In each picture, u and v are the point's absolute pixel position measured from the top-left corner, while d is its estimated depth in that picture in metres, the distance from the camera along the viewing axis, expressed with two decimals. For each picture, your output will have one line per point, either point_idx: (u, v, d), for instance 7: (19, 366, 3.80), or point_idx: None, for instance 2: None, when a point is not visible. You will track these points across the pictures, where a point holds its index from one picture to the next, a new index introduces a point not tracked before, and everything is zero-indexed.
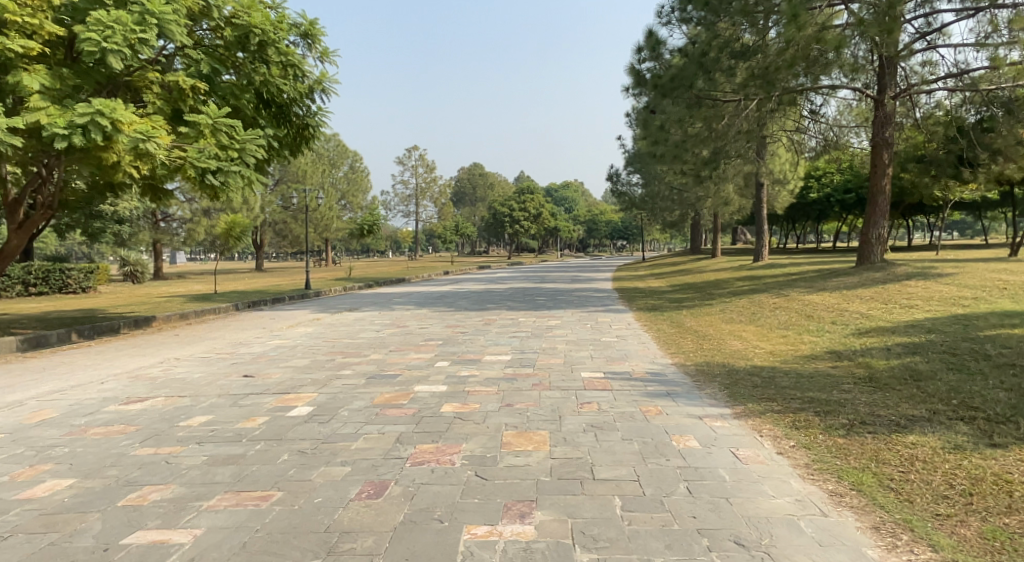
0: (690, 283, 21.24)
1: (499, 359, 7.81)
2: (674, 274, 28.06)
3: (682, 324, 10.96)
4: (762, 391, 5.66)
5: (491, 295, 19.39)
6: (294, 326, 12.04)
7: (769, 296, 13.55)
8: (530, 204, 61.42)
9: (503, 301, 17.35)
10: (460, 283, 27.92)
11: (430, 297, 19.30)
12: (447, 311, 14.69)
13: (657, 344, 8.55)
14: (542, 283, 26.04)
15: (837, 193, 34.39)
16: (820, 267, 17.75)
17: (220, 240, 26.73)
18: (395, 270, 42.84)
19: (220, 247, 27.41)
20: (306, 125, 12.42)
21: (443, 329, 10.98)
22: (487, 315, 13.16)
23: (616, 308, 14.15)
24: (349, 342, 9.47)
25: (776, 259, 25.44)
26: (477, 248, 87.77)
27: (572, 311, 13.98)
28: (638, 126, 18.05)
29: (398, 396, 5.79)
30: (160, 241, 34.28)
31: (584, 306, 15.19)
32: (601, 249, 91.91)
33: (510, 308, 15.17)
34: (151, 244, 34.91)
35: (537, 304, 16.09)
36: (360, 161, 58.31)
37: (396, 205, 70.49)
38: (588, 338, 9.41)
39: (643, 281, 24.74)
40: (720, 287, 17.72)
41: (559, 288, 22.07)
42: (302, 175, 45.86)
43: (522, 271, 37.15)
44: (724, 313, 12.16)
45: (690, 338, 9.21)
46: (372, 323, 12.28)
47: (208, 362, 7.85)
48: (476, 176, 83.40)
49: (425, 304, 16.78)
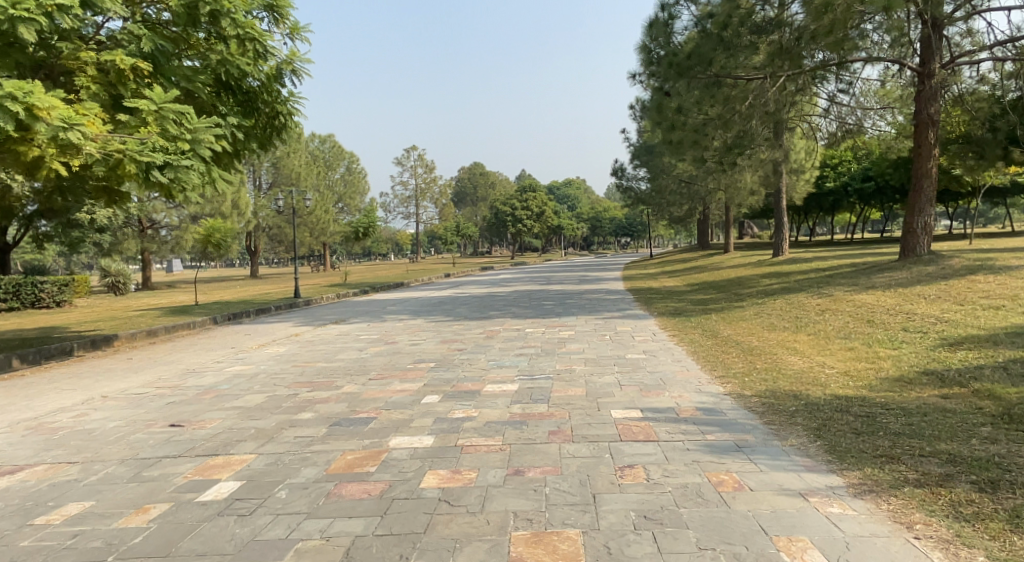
0: (708, 281, 19.64)
1: (504, 390, 6.20)
2: (686, 271, 26.40)
3: (717, 333, 9.35)
4: (872, 442, 4.07)
5: (493, 300, 17.83)
6: (267, 344, 10.44)
7: (809, 297, 11.93)
8: (533, 203, 59.85)
9: (507, 306, 15.75)
10: (460, 287, 26.33)
11: (426, 303, 17.70)
12: (444, 321, 13.09)
13: (699, 363, 6.94)
14: (548, 285, 24.47)
15: (855, 181, 32.71)
16: (857, 261, 16.09)
17: (205, 247, 25.18)
18: (396, 274, 41.32)
19: (205, 255, 25.87)
20: (277, 113, 10.83)
21: (438, 346, 9.36)
22: (489, 326, 11.55)
23: (634, 314, 12.52)
24: (323, 367, 7.88)
25: (798, 254, 23.78)
26: (480, 249, 86.28)
27: (586, 318, 12.40)
28: (652, 110, 16.25)
29: (364, 458, 4.21)
30: (147, 250, 32.82)
31: (597, 312, 13.60)
32: (605, 246, 90.24)
33: (514, 316, 13.55)
34: (138, 253, 33.41)
35: (544, 310, 14.47)
36: (356, 163, 56.91)
37: (396, 208, 69.01)
38: (610, 355, 7.81)
39: (657, 280, 23.12)
40: (744, 285, 16.11)
41: (566, 290, 20.48)
42: (295, 177, 44.41)
43: (526, 272, 35.52)
44: (763, 319, 10.54)
45: (735, 353, 7.61)
46: (358, 338, 10.68)
47: (139, 402, 6.27)
48: (476, 175, 81.89)
49: (420, 312, 15.19)
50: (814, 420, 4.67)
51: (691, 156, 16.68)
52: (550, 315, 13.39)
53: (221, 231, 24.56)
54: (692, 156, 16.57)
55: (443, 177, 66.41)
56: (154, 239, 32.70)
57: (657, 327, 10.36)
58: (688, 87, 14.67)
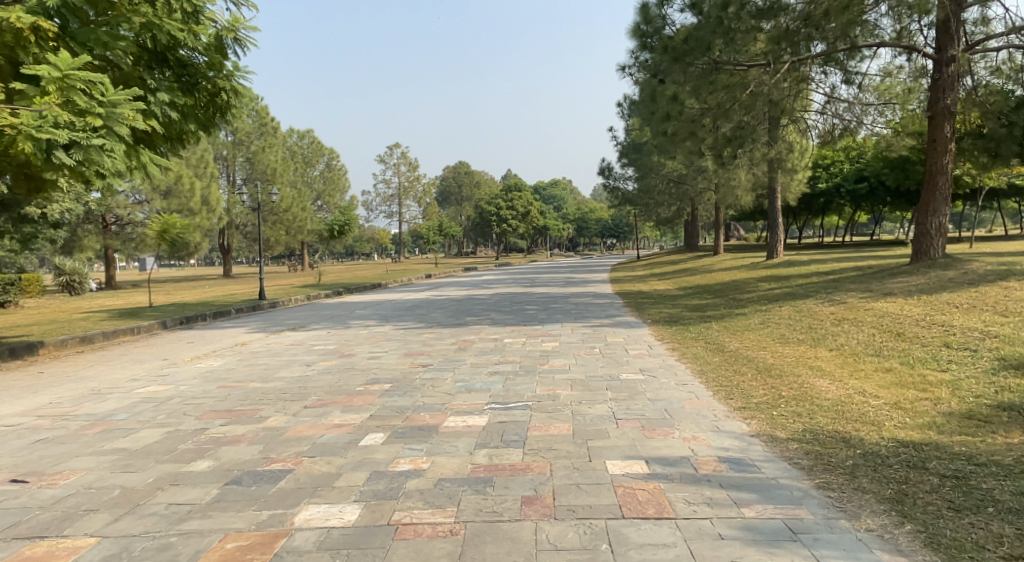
0: (702, 284, 18.47)
1: (469, 425, 4.89)
2: (676, 274, 25.22)
3: (722, 346, 8.10)
4: (996, 533, 2.80)
5: (472, 304, 16.52)
6: (205, 355, 9.07)
7: (819, 304, 10.74)
8: (518, 202, 58.53)
9: (486, 311, 14.46)
10: (438, 289, 25.00)
11: (399, 307, 16.36)
12: (415, 327, 11.76)
13: (711, 389, 5.65)
14: (532, 286, 23.20)
15: (848, 182, 31.76)
16: (862, 265, 14.96)
17: (166, 245, 23.65)
18: (375, 274, 39.86)
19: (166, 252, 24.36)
20: (220, 89, 9.52)
21: (400, 360, 8.04)
22: (463, 336, 10.23)
23: (625, 322, 11.29)
24: (254, 389, 6.53)
25: (793, 256, 22.68)
26: (464, 249, 84.82)
27: (571, 326, 11.15)
28: (645, 98, 15.04)
29: (250, 551, 2.91)
30: (111, 248, 31.33)
31: (583, 318, 12.36)
32: (591, 248, 89.14)
33: (492, 323, 12.25)
34: (102, 249, 31.74)
35: (526, 316, 13.21)
36: (337, 159, 55.46)
37: (378, 206, 67.45)
38: (602, 375, 6.52)
39: (646, 283, 21.97)
40: (743, 290, 14.93)
41: (550, 293, 19.25)
42: (271, 172, 42.95)
43: (510, 273, 34.19)
44: (772, 329, 9.29)
45: (750, 373, 6.34)
46: (310, 348, 9.33)
47: (0, 440, 4.92)
48: (461, 174, 80.45)
49: (390, 317, 13.83)
50: (885, 482, 3.40)
51: (687, 149, 15.53)
52: (533, 322, 12.11)
53: (183, 228, 23.12)
54: (687, 148, 15.37)
55: (426, 175, 64.96)
56: (118, 236, 31.12)
57: (652, 339, 9.10)
58: (684, 75, 13.47)
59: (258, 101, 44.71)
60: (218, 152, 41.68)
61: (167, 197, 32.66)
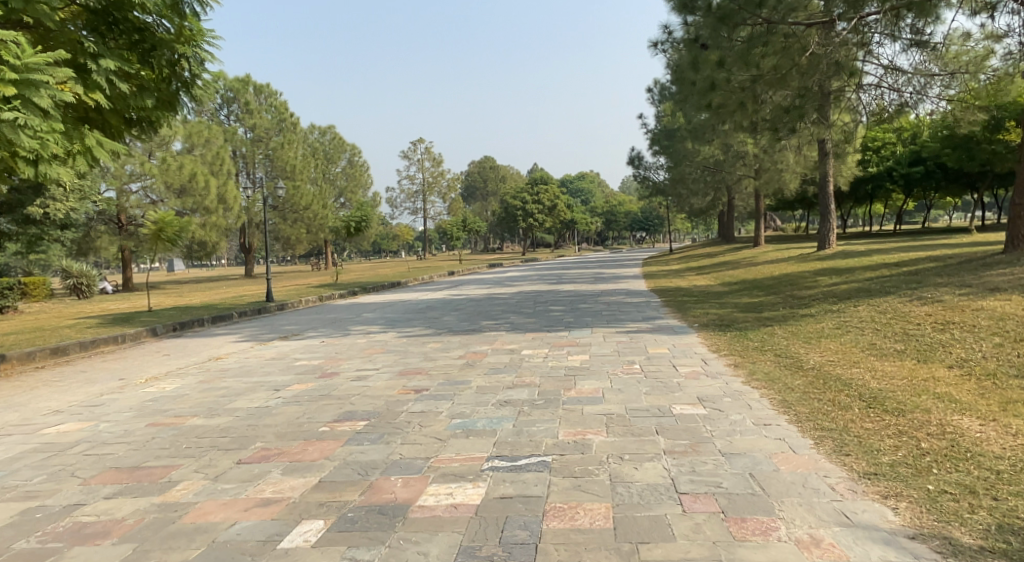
0: (749, 278, 16.61)
1: (455, 504, 3.23)
2: (715, 267, 23.30)
3: (801, 362, 6.35)
4: None
5: (492, 305, 14.90)
6: (165, 374, 7.59)
7: (906, 302, 8.91)
8: (545, 196, 56.81)
9: (506, 313, 12.82)
10: (459, 287, 23.42)
11: (411, 309, 14.79)
12: (422, 334, 10.16)
13: (812, 438, 3.95)
14: (559, 284, 21.49)
15: (902, 166, 29.60)
16: (939, 258, 13.03)
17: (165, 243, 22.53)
18: (396, 273, 38.56)
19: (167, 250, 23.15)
20: (179, 58, 8.13)
21: (391, 382, 6.43)
22: (475, 346, 8.60)
23: (667, 326, 9.57)
24: (190, 429, 4.97)
25: (847, 247, 20.67)
26: (491, 245, 83.33)
27: (603, 332, 9.46)
28: (687, 67, 13.11)
29: None
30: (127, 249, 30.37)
31: (618, 322, 10.67)
32: (621, 242, 86.97)
33: (511, 328, 10.61)
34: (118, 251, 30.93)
35: (552, 319, 11.53)
36: (359, 155, 54.43)
37: (402, 203, 66.28)
38: (648, 410, 4.85)
39: (684, 278, 20.13)
40: (800, 285, 13.09)
41: (578, 291, 17.54)
42: (291, 169, 41.95)
43: (536, 270, 32.44)
44: (856, 338, 7.48)
45: (855, 407, 4.61)
46: (291, 365, 7.78)
47: None
48: (487, 169, 78.82)
49: (398, 321, 12.27)
50: None
51: (735, 124, 13.68)
52: (558, 327, 10.44)
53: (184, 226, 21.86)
54: (736, 123, 13.43)
55: (451, 170, 63.58)
56: (133, 236, 30.24)
57: (706, 349, 7.39)
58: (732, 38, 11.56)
59: (276, 96, 43.79)
60: (236, 149, 40.68)
61: (182, 196, 31.78)
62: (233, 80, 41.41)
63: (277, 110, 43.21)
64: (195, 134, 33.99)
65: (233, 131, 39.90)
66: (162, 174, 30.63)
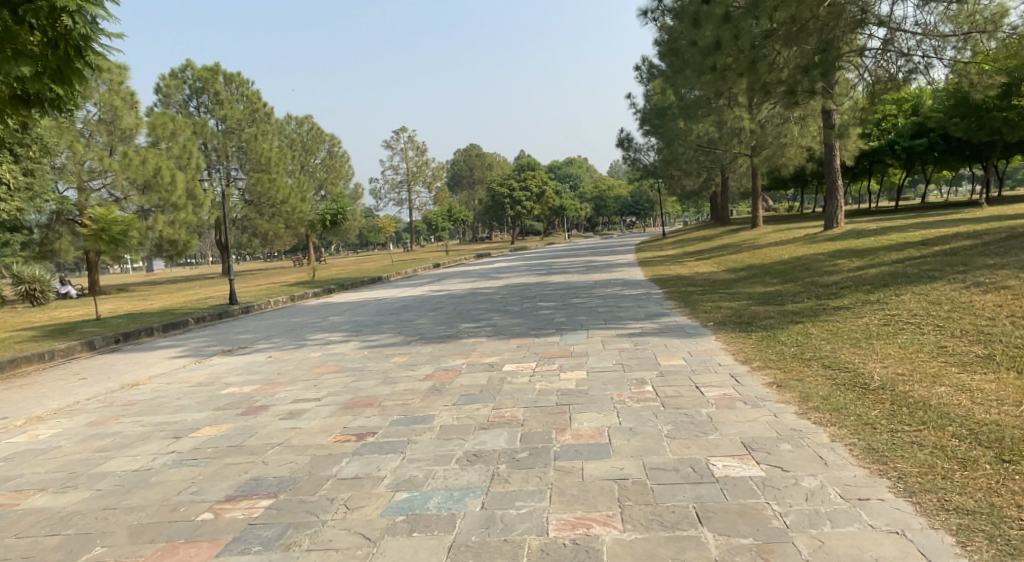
0: (755, 264, 15.20)
1: None
2: (714, 251, 21.91)
3: (864, 378, 4.88)
4: None
5: (475, 303, 13.37)
6: (55, 412, 6.04)
7: (960, 289, 7.50)
8: (533, 183, 55.26)
9: (489, 313, 11.32)
10: (442, 281, 21.86)
11: (383, 310, 13.23)
12: (389, 344, 8.63)
13: (958, 541, 2.49)
14: (550, 275, 19.98)
15: (903, 139, 28.41)
16: (972, 236, 11.66)
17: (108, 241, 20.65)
18: (379, 267, 37.02)
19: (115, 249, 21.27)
20: (58, 11, 6.36)
21: (330, 422, 4.90)
22: (447, 360, 7.10)
23: (677, 326, 8.09)
24: (17, 518, 3.44)
25: (856, 225, 19.31)
26: (479, 234, 81.76)
27: (601, 335, 7.97)
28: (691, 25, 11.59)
29: None
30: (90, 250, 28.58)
31: (617, 321, 9.20)
32: (612, 227, 85.67)
33: (494, 332, 9.09)
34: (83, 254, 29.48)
35: (541, 319, 10.02)
36: (338, 145, 52.83)
37: (386, 194, 64.55)
38: (676, 471, 3.36)
39: (683, 265, 18.69)
40: (817, 270, 11.70)
41: (569, 283, 16.07)
42: (266, 162, 40.39)
43: (525, 260, 30.95)
44: (917, 340, 6.00)
45: (984, 461, 3.14)
46: (216, 393, 6.25)
47: None
48: (473, 157, 77.00)
49: (365, 326, 10.74)
50: None
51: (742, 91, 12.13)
52: (547, 330, 8.93)
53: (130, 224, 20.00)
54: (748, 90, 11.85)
55: (435, 159, 61.96)
56: None
57: (729, 359, 5.92)
58: None
59: (247, 85, 42.00)
60: (207, 142, 38.86)
61: (145, 192, 30.27)
62: (201, 69, 39.60)
63: (248, 100, 41.38)
64: (160, 126, 32.13)
65: (203, 123, 38.16)
66: (125, 170, 28.94)
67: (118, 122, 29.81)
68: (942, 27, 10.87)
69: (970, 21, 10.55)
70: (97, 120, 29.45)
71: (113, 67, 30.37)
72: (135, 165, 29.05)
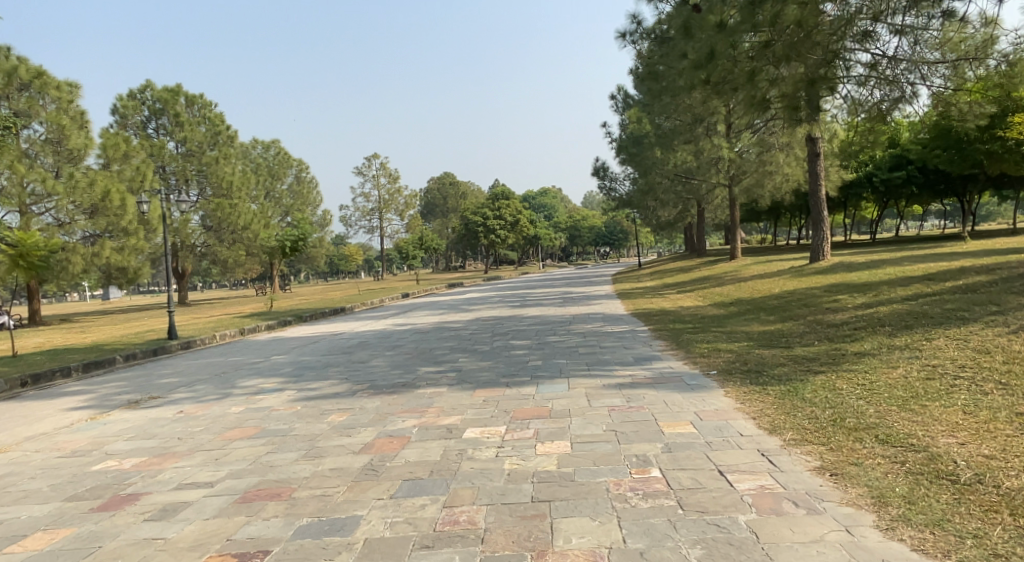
0: (745, 298, 14.10)
1: None
2: (695, 283, 20.89)
3: (945, 464, 3.61)
4: None
5: (439, 340, 11.97)
6: None
7: (1005, 334, 6.36)
8: (506, 211, 54.23)
9: (455, 353, 9.95)
10: (408, 313, 20.41)
11: (336, 347, 11.75)
12: (331, 394, 7.21)
13: None
14: (524, 307, 18.69)
15: (882, 171, 28.07)
16: (984, 271, 10.69)
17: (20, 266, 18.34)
18: (346, 296, 35.45)
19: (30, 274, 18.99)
20: None
21: (210, 529, 3.52)
22: (396, 420, 5.69)
23: (674, 374, 6.82)
24: None
25: (845, 257, 18.42)
26: (452, 263, 80.39)
27: (585, 385, 6.65)
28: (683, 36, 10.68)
29: None
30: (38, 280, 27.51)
31: (603, 366, 7.88)
32: (585, 257, 84.98)
33: (457, 378, 7.70)
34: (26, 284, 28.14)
35: (513, 362, 8.66)
36: (306, 171, 51.44)
37: (357, 221, 63.08)
38: None
39: (665, 298, 17.54)
40: (818, 306, 10.59)
41: (544, 317, 14.74)
42: (228, 188, 39.00)
43: (497, 290, 29.66)
44: (982, 402, 4.75)
45: None
46: (82, 472, 4.79)
47: None
48: (446, 185, 75.85)
49: (310, 370, 9.29)
50: None
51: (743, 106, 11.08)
52: (521, 376, 7.57)
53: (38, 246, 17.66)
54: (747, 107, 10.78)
55: (407, 187, 60.68)
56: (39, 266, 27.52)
57: (751, 426, 4.61)
58: None
59: (210, 107, 40.47)
60: (163, 163, 37.22)
61: (93, 215, 28.58)
62: (161, 90, 37.97)
63: (211, 122, 39.70)
64: (113, 147, 30.37)
65: (160, 145, 36.73)
66: (70, 193, 27.26)
67: (65, 141, 28.15)
68: (928, 54, 9.66)
69: (958, 49, 9.50)
70: (43, 139, 27.82)
71: (63, 84, 28.88)
72: (83, 188, 27.44)
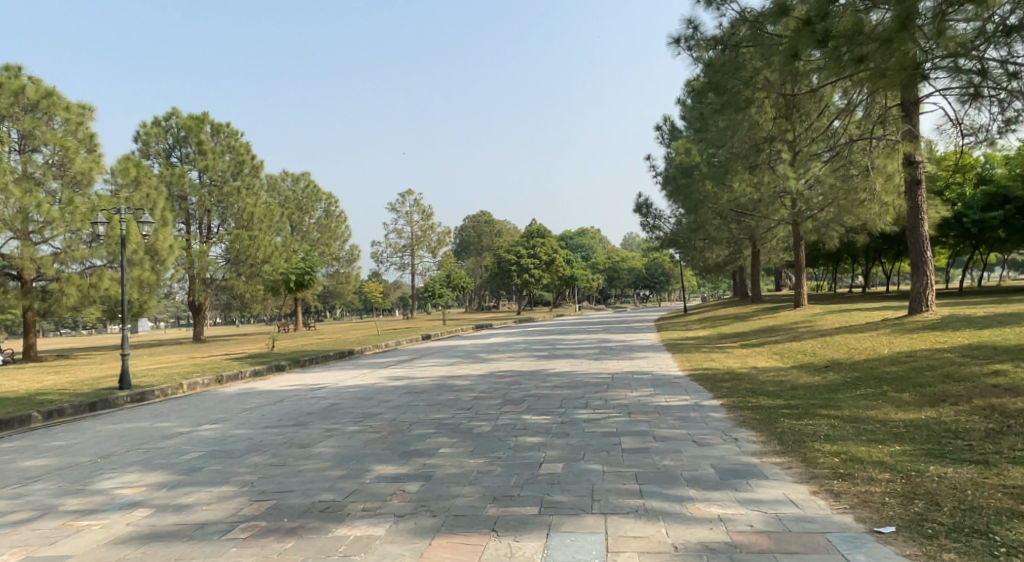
0: (841, 359, 10.71)
1: None
2: (761, 334, 17.47)
3: None
4: None
5: (431, 406, 8.86)
6: None
7: None
8: (542, 250, 51.30)
9: (442, 435, 6.81)
10: (418, 360, 17.37)
11: (293, 414, 8.70)
12: (190, 530, 4.14)
13: None
14: (554, 358, 15.54)
15: (974, 211, 24.37)
16: None
17: None
18: (366, 336, 32.68)
19: None
20: None
21: None
22: None
23: (807, 528, 3.66)
24: None
25: (955, 310, 14.83)
26: (485, 302, 77.67)
27: (636, 548, 3.47)
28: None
29: None
30: (32, 308, 26.52)
31: (668, 485, 4.63)
32: (624, 300, 81.27)
33: (415, 499, 4.54)
34: (24, 315, 26.93)
35: (518, 464, 5.45)
36: (336, 204, 49.34)
37: (388, 258, 61.02)
38: None
39: (726, 352, 14.22)
40: (980, 383, 7.21)
41: (576, 376, 11.45)
42: (249, 219, 37.06)
43: (528, 334, 26.57)
44: None
45: None
46: None
47: None
48: (482, 223, 73.60)
49: (222, 456, 6.28)
50: None
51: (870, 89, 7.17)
52: (521, 502, 4.37)
53: None
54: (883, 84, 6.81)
55: (440, 223, 58.41)
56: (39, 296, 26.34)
57: None
58: None
59: (236, 136, 38.61)
60: (184, 196, 35.74)
61: (96, 243, 26.59)
62: (185, 118, 36.25)
63: (235, 151, 37.67)
64: (124, 172, 28.57)
65: (179, 174, 34.94)
66: (63, 220, 25.03)
67: (69, 165, 26.37)
68: None
69: None
70: (47, 163, 26.14)
71: (73, 105, 27.12)
72: (83, 215, 25.35)
